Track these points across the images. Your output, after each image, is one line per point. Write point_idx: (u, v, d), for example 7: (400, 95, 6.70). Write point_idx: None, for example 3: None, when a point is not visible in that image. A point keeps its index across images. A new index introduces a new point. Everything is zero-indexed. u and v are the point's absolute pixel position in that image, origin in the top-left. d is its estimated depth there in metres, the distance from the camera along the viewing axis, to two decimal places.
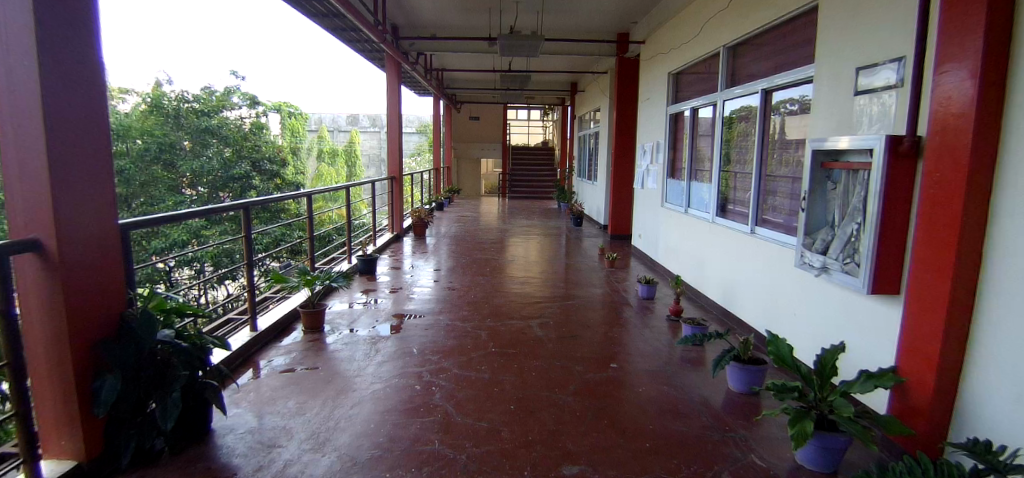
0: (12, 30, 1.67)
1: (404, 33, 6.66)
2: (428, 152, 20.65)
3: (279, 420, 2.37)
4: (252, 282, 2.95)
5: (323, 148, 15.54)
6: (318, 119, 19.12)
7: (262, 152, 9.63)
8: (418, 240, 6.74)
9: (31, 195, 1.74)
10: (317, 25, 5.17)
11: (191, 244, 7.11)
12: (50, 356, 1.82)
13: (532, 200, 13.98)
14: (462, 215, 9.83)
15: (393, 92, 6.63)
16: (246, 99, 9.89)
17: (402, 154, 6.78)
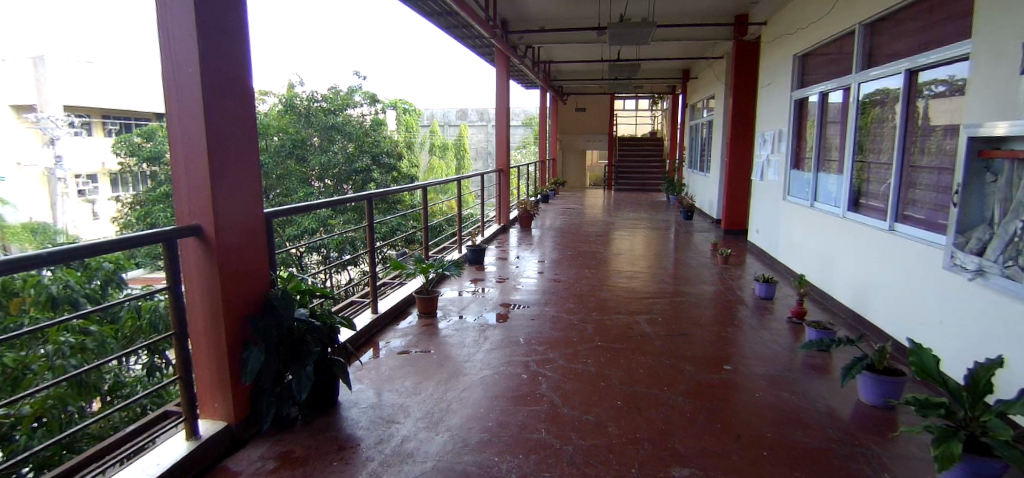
0: (179, 42, 1.87)
1: (513, 27, 6.73)
2: (533, 144, 20.90)
3: (397, 398, 2.51)
4: (373, 268, 3.14)
5: (433, 143, 16.51)
6: (429, 115, 19.96)
7: (381, 147, 10.08)
8: (524, 232, 6.82)
9: (195, 186, 1.96)
10: (433, 24, 5.40)
11: (319, 232, 7.75)
12: (208, 328, 2.05)
13: (636, 193, 13.61)
14: (567, 207, 9.83)
15: (503, 85, 6.77)
16: (367, 97, 10.41)
17: (510, 147, 6.88)
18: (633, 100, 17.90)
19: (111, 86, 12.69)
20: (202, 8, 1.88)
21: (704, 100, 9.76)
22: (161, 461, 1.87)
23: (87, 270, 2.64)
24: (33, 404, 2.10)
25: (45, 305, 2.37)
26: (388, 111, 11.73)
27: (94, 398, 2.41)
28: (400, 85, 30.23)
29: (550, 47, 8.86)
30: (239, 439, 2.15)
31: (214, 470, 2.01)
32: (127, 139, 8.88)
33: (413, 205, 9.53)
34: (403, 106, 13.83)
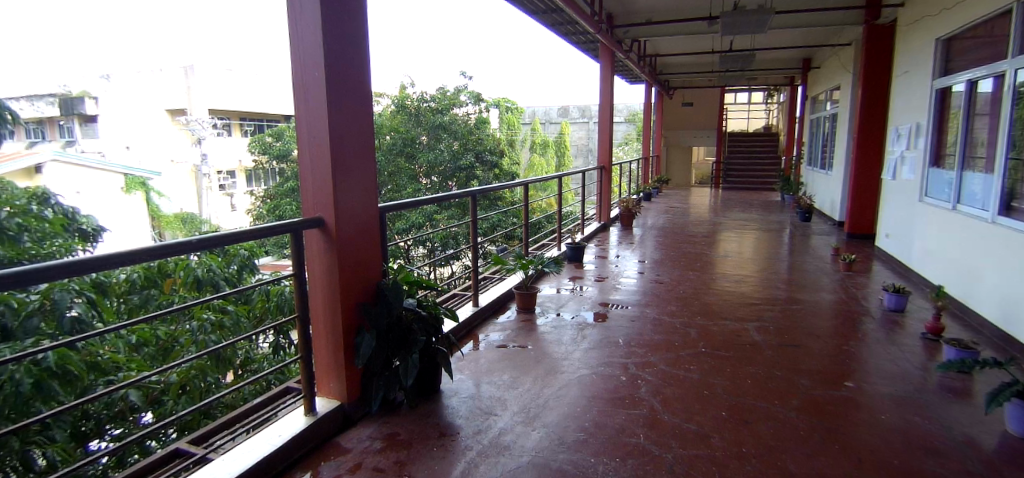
0: (308, 49, 2.02)
1: (618, 21, 6.59)
2: (636, 141, 20.42)
3: (496, 390, 2.56)
4: (475, 263, 3.23)
5: (534, 141, 16.84)
6: (531, 112, 20.09)
7: (484, 144, 10.28)
8: (625, 231, 6.69)
9: (319, 181, 2.11)
10: (538, 22, 5.44)
11: (426, 226, 8.11)
12: (326, 313, 2.21)
13: (746, 192, 12.81)
14: (669, 206, 9.50)
15: (606, 81, 6.68)
16: (472, 97, 10.61)
17: (612, 144, 6.76)
18: (746, 92, 16.81)
19: (250, 91, 14.15)
20: (328, 14, 2.01)
21: (828, 91, 8.94)
22: (282, 433, 2.05)
23: (226, 256, 2.93)
24: (179, 373, 2.38)
25: (192, 286, 2.65)
26: (492, 109, 11.94)
27: (229, 371, 2.68)
28: (506, 84, 30.76)
29: (656, 39, 8.55)
30: (350, 418, 2.30)
31: (330, 443, 2.18)
32: (261, 139, 9.84)
33: (515, 201, 9.66)
34: (507, 104, 14.26)
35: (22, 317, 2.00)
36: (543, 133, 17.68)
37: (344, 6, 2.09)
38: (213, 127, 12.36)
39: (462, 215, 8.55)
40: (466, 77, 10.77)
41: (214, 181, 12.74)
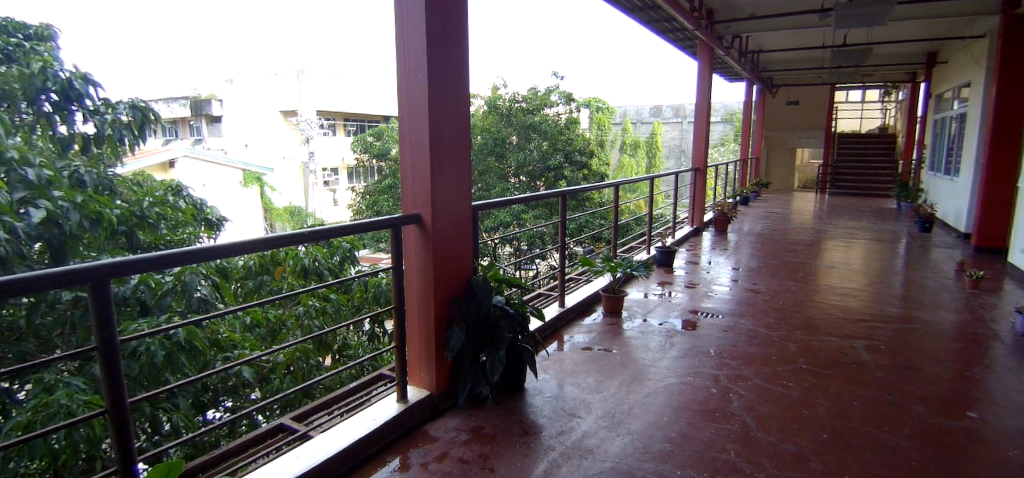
0: (412, 52, 2.10)
1: (718, 16, 6.33)
2: (733, 142, 19.42)
3: (579, 392, 2.54)
4: (563, 263, 3.24)
5: (624, 141, 16.62)
6: (622, 112, 19.77)
7: (574, 144, 10.09)
8: (719, 236, 6.39)
9: (419, 179, 2.20)
10: (635, 20, 5.34)
11: (514, 225, 8.19)
12: (420, 306, 2.29)
13: (854, 198, 11.78)
14: (768, 211, 8.95)
15: (704, 79, 6.43)
16: (563, 97, 10.46)
17: (709, 144, 6.47)
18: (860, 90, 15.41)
19: (353, 93, 14.98)
20: (432, 20, 2.08)
21: (956, 88, 8.02)
22: (376, 417, 2.16)
23: (331, 247, 3.08)
24: (286, 355, 2.57)
25: (300, 275, 2.83)
26: (583, 109, 11.82)
27: (328, 355, 2.85)
28: (596, 83, 30.38)
29: (758, 35, 8.10)
30: (438, 408, 2.37)
31: (419, 431, 2.26)
32: (363, 139, 10.40)
33: (605, 202, 9.51)
34: (597, 104, 14.12)
35: (158, 296, 2.24)
36: (634, 133, 17.31)
37: (448, 11, 2.16)
38: (320, 126, 13.21)
39: (551, 215, 8.53)
40: (557, 77, 10.61)
41: (319, 177, 13.63)
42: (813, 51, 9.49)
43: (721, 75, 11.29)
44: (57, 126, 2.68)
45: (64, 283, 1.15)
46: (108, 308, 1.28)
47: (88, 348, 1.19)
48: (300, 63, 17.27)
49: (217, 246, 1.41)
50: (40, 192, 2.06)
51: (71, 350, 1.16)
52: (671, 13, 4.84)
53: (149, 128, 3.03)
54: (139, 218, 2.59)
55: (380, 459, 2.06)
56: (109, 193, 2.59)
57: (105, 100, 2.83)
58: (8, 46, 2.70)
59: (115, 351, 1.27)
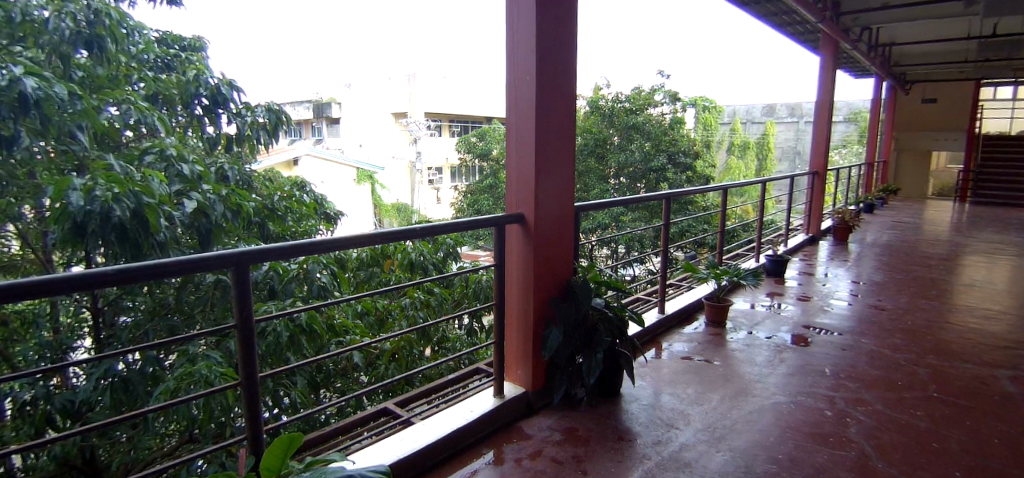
0: (521, 57, 2.14)
1: (846, 6, 5.83)
2: (856, 144, 17.77)
3: (678, 403, 2.45)
4: (664, 269, 3.16)
5: (733, 143, 15.82)
6: (731, 112, 18.79)
7: (679, 145, 9.68)
8: (838, 246, 5.89)
9: (523, 179, 2.22)
10: (752, 14, 5.07)
11: (613, 227, 8.07)
12: (520, 303, 2.32)
13: (999, 208, 10.37)
14: (895, 221, 8.11)
15: (825, 75, 5.95)
16: (669, 96, 10.13)
17: (830, 146, 5.97)
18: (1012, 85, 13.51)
19: (457, 95, 15.46)
20: (543, 22, 2.10)
21: None
22: (474, 409, 2.22)
23: (436, 243, 3.17)
24: (392, 343, 2.71)
25: (407, 268, 2.96)
26: (689, 108, 11.34)
27: (429, 346, 2.98)
28: (703, 82, 29.09)
29: (891, 26, 7.36)
30: (533, 406, 2.39)
31: (515, 427, 2.29)
32: (467, 139, 10.77)
33: (710, 207, 9.08)
34: (703, 103, 13.57)
35: (285, 281, 2.45)
36: (742, 133, 16.41)
37: (558, 13, 2.17)
38: (425, 127, 13.78)
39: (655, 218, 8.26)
40: (663, 76, 10.30)
41: (424, 176, 14.21)
42: (955, 42, 8.46)
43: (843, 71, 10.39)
44: (205, 127, 3.02)
45: (213, 268, 1.27)
46: (246, 290, 1.39)
47: (228, 325, 1.30)
48: (409, 67, 18.11)
49: (338, 239, 1.50)
50: (193, 185, 2.32)
51: (212, 328, 1.29)
52: (796, 5, 4.51)
53: (282, 128, 3.31)
54: (270, 210, 2.85)
55: (476, 451, 2.10)
56: (246, 188, 2.86)
57: (246, 104, 3.12)
58: (169, 58, 3.09)
59: (251, 329, 1.39)
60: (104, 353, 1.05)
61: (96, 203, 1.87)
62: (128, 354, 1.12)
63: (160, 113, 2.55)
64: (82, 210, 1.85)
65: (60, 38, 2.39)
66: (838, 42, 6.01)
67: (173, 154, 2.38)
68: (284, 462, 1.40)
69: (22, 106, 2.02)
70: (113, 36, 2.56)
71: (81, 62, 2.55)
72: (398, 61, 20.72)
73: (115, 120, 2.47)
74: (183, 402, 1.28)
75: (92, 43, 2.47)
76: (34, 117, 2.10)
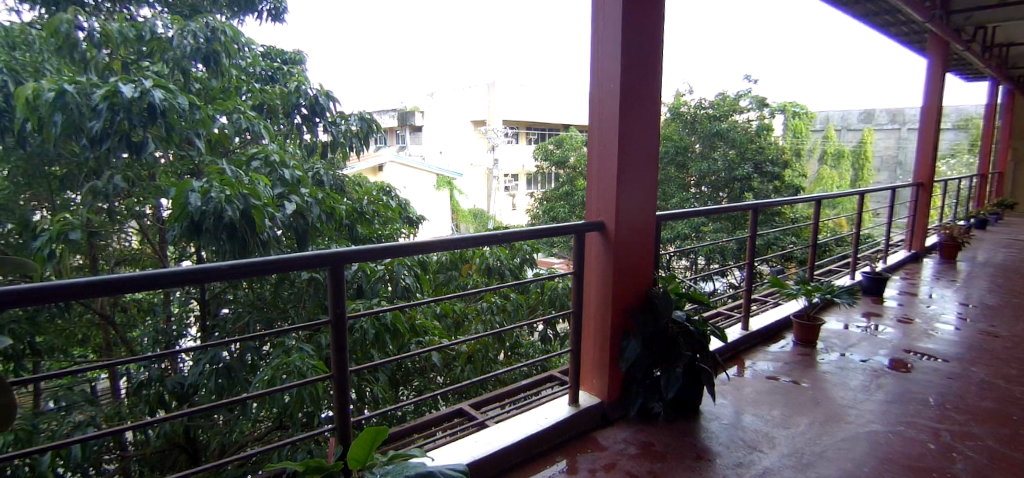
0: (606, 65, 2.14)
1: (958, 4, 5.37)
2: (967, 153, 16.19)
3: (762, 425, 2.33)
4: (749, 283, 3.05)
5: (824, 151, 14.88)
6: (823, 118, 17.67)
7: (766, 153, 9.22)
8: (946, 265, 5.39)
9: (605, 186, 2.21)
10: (851, 15, 4.77)
11: (692, 238, 7.82)
12: (598, 312, 2.30)
13: None
14: (1015, 239, 7.30)
15: (933, 79, 5.49)
16: (756, 102, 9.70)
17: (938, 156, 5.50)
18: None
19: (531, 102, 15.53)
20: (629, 30, 2.08)
21: None
22: (548, 417, 2.22)
23: (513, 249, 3.20)
24: (469, 346, 2.78)
25: (484, 273, 3.01)
26: (777, 114, 10.76)
27: (504, 351, 3.02)
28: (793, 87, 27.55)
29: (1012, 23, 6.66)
30: (608, 417, 2.35)
31: (589, 437, 2.26)
32: (544, 147, 10.82)
33: (800, 219, 8.57)
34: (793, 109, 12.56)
35: (372, 281, 2.56)
36: (836, 141, 15.37)
37: (645, 20, 2.14)
38: (503, 134, 13.94)
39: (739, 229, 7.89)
40: (750, 81, 9.85)
41: (500, 183, 14.34)
42: None
43: (952, 74, 9.52)
44: (304, 135, 3.23)
45: (315, 266, 1.35)
46: (341, 289, 1.45)
47: (325, 322, 1.38)
48: (486, 76, 18.43)
49: (423, 244, 1.53)
50: (293, 189, 2.48)
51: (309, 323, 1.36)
52: (902, 4, 4.20)
53: (373, 135, 3.50)
54: (359, 213, 2.99)
55: (549, 458, 2.10)
56: (339, 192, 3.02)
57: (341, 112, 3.35)
58: (273, 70, 3.32)
59: (344, 325, 1.45)
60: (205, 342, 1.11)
61: (211, 204, 2.04)
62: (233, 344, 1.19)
63: (265, 122, 2.76)
64: (200, 210, 2.01)
65: (182, 54, 2.67)
66: (948, 42, 5.54)
67: (276, 160, 2.56)
68: (369, 454, 1.46)
69: (151, 116, 2.24)
70: (227, 52, 2.83)
71: (198, 75, 2.79)
72: (477, 70, 21.13)
73: (226, 128, 2.69)
74: (280, 390, 1.36)
75: (209, 57, 2.73)
76: (160, 125, 2.31)
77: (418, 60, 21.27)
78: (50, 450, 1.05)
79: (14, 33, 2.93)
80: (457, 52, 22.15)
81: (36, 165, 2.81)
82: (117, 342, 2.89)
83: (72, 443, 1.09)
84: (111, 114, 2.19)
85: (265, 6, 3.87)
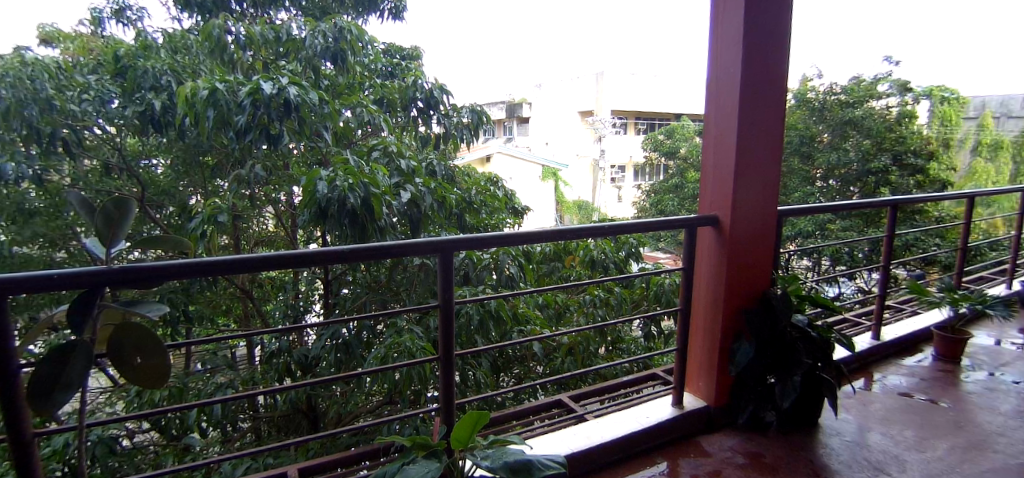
0: (726, 50, 2.02)
1: None
2: None
3: (892, 445, 2.10)
4: (882, 288, 2.76)
5: (981, 141, 12.92)
6: (982, 103, 15.35)
7: (908, 144, 8.20)
8: None
9: (721, 179, 2.09)
10: None
11: (816, 237, 7.23)
12: (708, 311, 2.20)
13: None
14: None
15: None
16: (898, 86, 8.48)
17: None
18: None
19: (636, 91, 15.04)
20: (752, 11, 1.94)
21: None
22: (650, 416, 2.16)
23: (619, 242, 3.13)
24: (570, 338, 2.76)
25: (587, 266, 2.99)
26: (925, 99, 9.49)
27: (605, 345, 2.99)
28: None
29: None
30: (715, 422, 2.25)
31: (692, 441, 2.17)
32: (654, 137, 10.57)
33: (946, 218, 7.56)
34: (943, 93, 10.89)
35: (478, 269, 2.64)
36: (999, 129, 13.30)
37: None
38: (610, 125, 13.69)
39: (873, 227, 7.13)
40: (891, 62, 8.72)
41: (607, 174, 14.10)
42: None
43: None
44: (419, 127, 3.39)
45: (426, 251, 1.39)
46: (450, 276, 1.48)
47: (436, 305, 1.42)
48: (590, 66, 18.14)
49: (523, 234, 1.52)
50: (408, 178, 2.61)
51: (422, 305, 1.41)
52: None
53: (483, 127, 3.60)
54: (468, 203, 3.08)
55: (649, 459, 2.04)
56: (450, 182, 3.14)
57: (454, 105, 3.46)
58: (393, 66, 3.51)
59: (452, 309, 1.48)
60: (324, 318, 1.22)
61: (336, 191, 2.19)
62: (350, 322, 1.28)
63: (385, 115, 2.93)
64: (326, 197, 2.18)
65: (314, 53, 2.91)
66: None
67: (394, 151, 2.71)
68: (471, 436, 1.47)
69: (286, 110, 2.45)
70: (353, 49, 3.03)
71: (327, 72, 3.03)
72: (584, 60, 20.84)
73: (350, 121, 2.91)
74: (392, 368, 1.42)
75: (337, 55, 2.94)
76: (294, 118, 2.52)
77: (527, 51, 21.45)
78: (196, 406, 1.16)
79: (177, 38, 3.45)
80: (565, 43, 22.00)
81: (193, 155, 3.37)
82: (254, 313, 3.25)
83: (212, 402, 1.20)
84: (254, 109, 2.42)
85: (387, 5, 4.15)
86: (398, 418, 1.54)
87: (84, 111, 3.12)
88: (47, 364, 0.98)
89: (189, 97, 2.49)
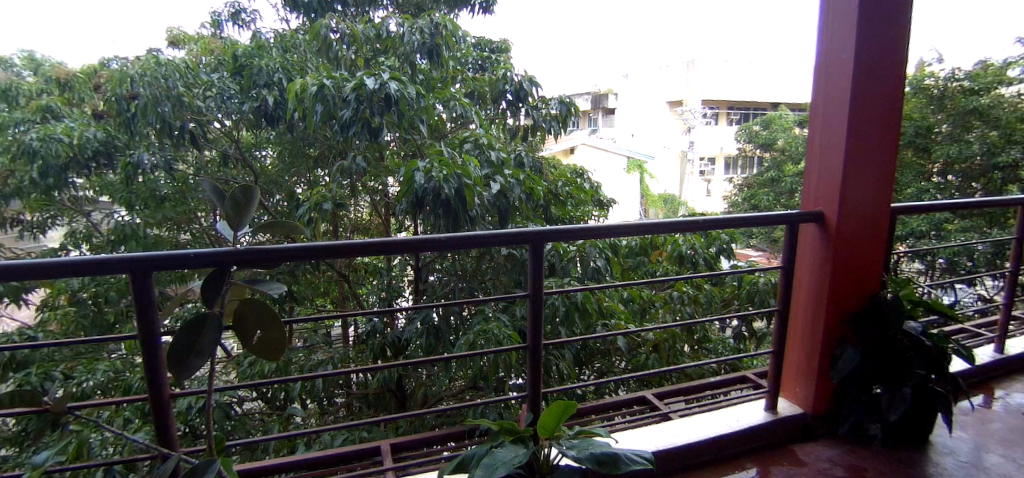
0: (837, 35, 1.89)
1: None
2: None
3: (1014, 468, 1.91)
4: (1008, 297, 2.49)
5: None
6: None
7: None
8: None
9: (827, 173, 1.97)
10: None
11: (931, 238, 6.58)
12: (809, 314, 2.09)
13: None
14: None
15: None
16: None
17: None
18: None
19: None
20: None
21: None
22: (740, 419, 2.09)
23: (710, 238, 3.03)
24: (656, 334, 2.74)
25: (676, 262, 2.93)
26: None
27: (691, 344, 2.93)
28: None
29: None
30: (812, 431, 2.13)
31: (786, 447, 2.08)
32: (748, 127, 10.14)
33: None
34: None
35: (563, 261, 2.66)
36: None
37: None
38: (701, 115, 13.01)
39: (999, 229, 6.36)
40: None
41: (696, 166, 13.42)
42: None
43: None
44: (508, 119, 3.44)
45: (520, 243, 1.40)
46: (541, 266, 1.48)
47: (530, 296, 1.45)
48: (673, 54, 17.46)
49: (611, 227, 1.49)
50: (498, 170, 2.67)
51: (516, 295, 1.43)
52: None
53: (570, 118, 3.58)
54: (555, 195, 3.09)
55: (739, 463, 1.97)
56: (537, 174, 3.17)
57: (542, 97, 3.48)
58: (484, 60, 3.58)
59: (541, 300, 1.49)
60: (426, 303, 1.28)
61: (431, 182, 2.29)
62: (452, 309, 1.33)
63: (476, 108, 3.01)
64: (423, 187, 2.28)
65: (411, 49, 3.04)
66: None
67: (484, 143, 2.78)
68: (557, 425, 1.48)
69: (387, 104, 2.58)
70: (447, 45, 3.12)
71: (422, 67, 3.15)
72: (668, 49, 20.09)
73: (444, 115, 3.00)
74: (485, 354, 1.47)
75: (432, 51, 3.06)
76: (394, 112, 2.65)
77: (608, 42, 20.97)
78: (299, 379, 1.25)
79: (287, 38, 3.71)
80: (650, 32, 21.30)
81: (300, 148, 3.62)
82: (349, 296, 3.47)
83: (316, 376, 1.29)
84: (358, 103, 2.56)
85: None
86: (486, 403, 1.58)
87: (206, 107, 3.44)
88: (187, 330, 1.10)
89: (298, 93, 2.68)
